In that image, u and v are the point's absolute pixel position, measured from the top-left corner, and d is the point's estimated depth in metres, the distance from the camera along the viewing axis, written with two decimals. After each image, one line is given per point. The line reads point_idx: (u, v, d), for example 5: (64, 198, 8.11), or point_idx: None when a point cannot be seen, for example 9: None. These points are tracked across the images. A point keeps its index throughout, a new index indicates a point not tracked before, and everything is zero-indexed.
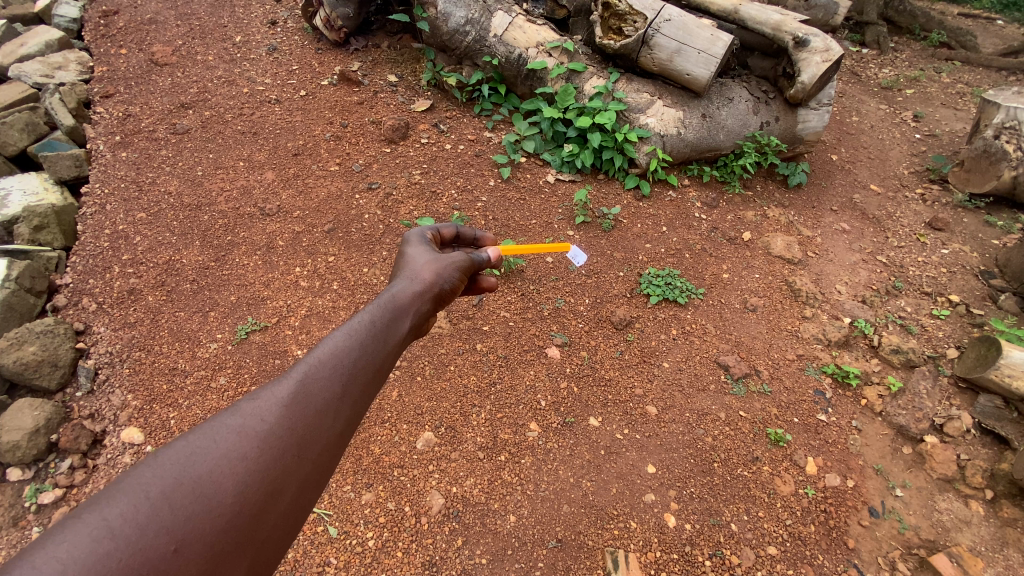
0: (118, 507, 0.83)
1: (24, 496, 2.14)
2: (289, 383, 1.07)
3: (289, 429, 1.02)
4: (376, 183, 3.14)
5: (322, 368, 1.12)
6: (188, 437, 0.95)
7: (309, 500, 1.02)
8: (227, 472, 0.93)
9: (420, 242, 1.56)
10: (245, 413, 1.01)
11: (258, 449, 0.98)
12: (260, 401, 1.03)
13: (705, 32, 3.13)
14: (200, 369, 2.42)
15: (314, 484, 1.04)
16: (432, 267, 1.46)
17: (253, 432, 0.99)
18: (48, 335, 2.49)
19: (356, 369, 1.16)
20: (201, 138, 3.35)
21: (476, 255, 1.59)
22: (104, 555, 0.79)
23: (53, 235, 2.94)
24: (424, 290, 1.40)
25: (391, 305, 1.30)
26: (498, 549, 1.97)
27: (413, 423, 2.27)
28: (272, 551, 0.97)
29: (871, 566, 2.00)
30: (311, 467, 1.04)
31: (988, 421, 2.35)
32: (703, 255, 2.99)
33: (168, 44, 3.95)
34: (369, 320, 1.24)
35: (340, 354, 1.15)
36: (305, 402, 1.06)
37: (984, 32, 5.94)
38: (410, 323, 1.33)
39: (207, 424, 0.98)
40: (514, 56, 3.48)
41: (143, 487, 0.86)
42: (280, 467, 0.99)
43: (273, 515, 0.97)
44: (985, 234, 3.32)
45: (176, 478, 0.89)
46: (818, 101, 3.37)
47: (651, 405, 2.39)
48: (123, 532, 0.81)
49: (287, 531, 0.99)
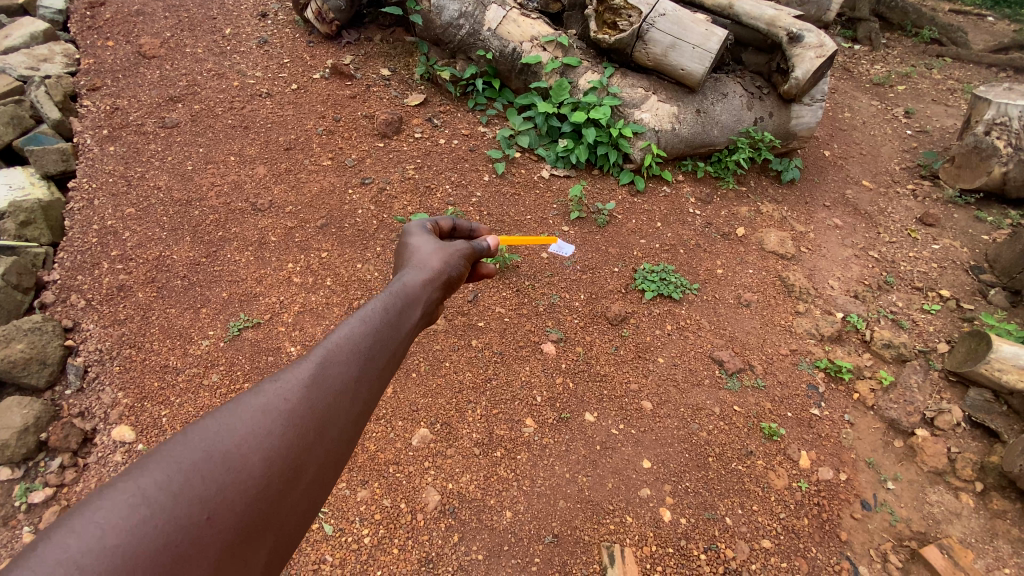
0: (150, 477, 0.82)
1: (12, 496, 2.10)
2: (311, 363, 1.06)
3: (312, 409, 1.01)
4: (369, 178, 3.11)
5: (342, 350, 1.11)
6: (214, 413, 0.93)
7: (329, 479, 1.01)
8: (254, 447, 0.92)
9: (423, 232, 1.55)
10: (268, 391, 0.99)
11: (282, 428, 0.96)
12: (281, 380, 1.02)
13: (699, 27, 3.11)
14: (192, 367, 2.39)
15: (335, 464, 1.03)
16: (437, 257, 1.45)
17: (277, 409, 0.97)
18: (36, 333, 2.44)
19: (373, 354, 1.14)
20: (191, 132, 3.30)
21: (476, 244, 1.59)
22: (141, 522, 0.77)
23: (40, 231, 2.87)
24: (431, 280, 1.39)
25: (402, 293, 1.29)
26: (494, 545, 1.98)
27: (407, 420, 2.26)
28: (296, 527, 0.96)
29: (864, 558, 2.02)
30: (331, 447, 1.02)
31: (977, 414, 2.39)
32: (697, 250, 2.99)
33: (156, 36, 3.88)
34: (381, 308, 1.23)
35: (358, 338, 1.14)
36: (325, 382, 1.05)
37: (974, 28, 5.99)
38: (421, 310, 1.32)
39: (232, 400, 0.96)
40: (507, 50, 3.46)
41: (174, 457, 0.85)
42: (303, 445, 0.98)
43: (297, 491, 0.95)
44: (975, 229, 3.35)
45: (205, 450, 0.88)
46: (812, 96, 3.35)
47: (646, 400, 2.39)
48: (157, 500, 0.80)
49: (310, 508, 0.98)
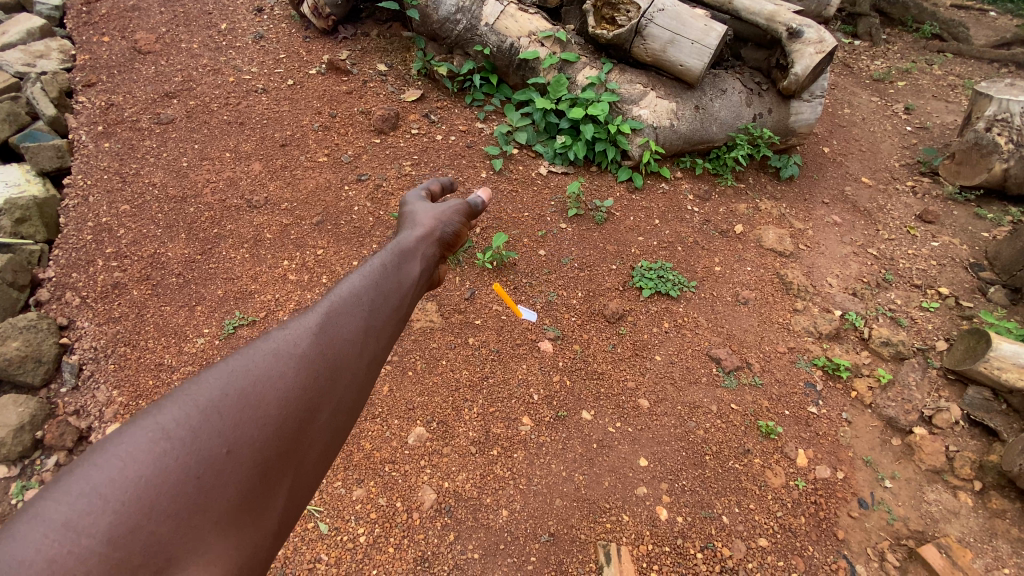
0: (169, 415, 0.87)
1: (10, 494, 2.12)
2: (316, 314, 1.10)
3: (320, 353, 1.05)
4: (365, 174, 3.09)
5: (346, 301, 1.14)
6: (228, 361, 0.99)
7: (344, 420, 1.05)
8: (267, 388, 0.96)
9: (418, 199, 1.58)
10: (277, 340, 1.04)
11: (293, 371, 1.00)
12: (289, 330, 1.06)
13: (699, 22, 3.09)
14: (187, 365, 2.38)
15: (349, 406, 1.06)
16: (431, 217, 1.48)
17: (287, 354, 1.02)
18: (32, 331, 2.43)
19: (377, 304, 1.17)
20: (186, 129, 3.28)
21: (471, 199, 1.60)
22: (162, 453, 0.83)
23: (35, 228, 2.85)
24: (427, 239, 1.42)
25: (399, 251, 1.32)
26: (490, 544, 1.97)
27: (403, 418, 2.26)
28: (316, 464, 1.00)
29: (860, 556, 2.02)
30: (344, 390, 1.06)
31: (976, 412, 2.38)
32: (695, 248, 2.98)
33: (152, 31, 3.85)
34: (380, 265, 1.25)
35: (360, 291, 1.18)
36: (332, 329, 1.09)
37: (976, 24, 5.95)
38: (421, 266, 1.35)
39: (245, 350, 1.01)
40: (505, 46, 3.43)
41: (191, 398, 0.91)
42: (315, 387, 1.02)
43: (313, 429, 0.99)
44: (975, 227, 3.33)
45: (220, 391, 0.93)
46: (812, 92, 3.33)
47: (643, 398, 2.38)
48: (177, 434, 0.86)
49: (328, 447, 1.02)
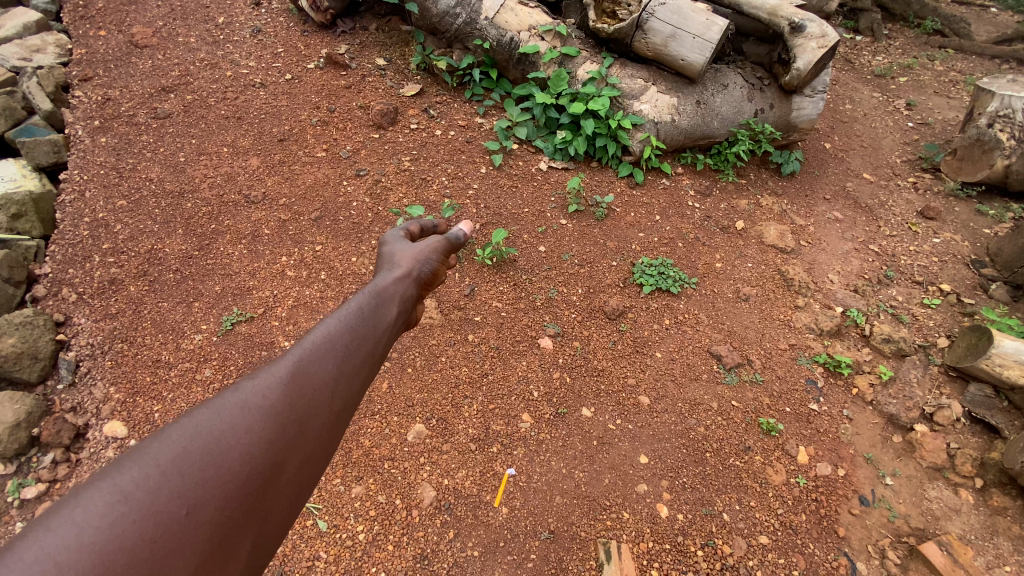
0: (126, 474, 0.80)
1: (5, 491, 2.09)
2: (288, 361, 1.05)
3: (292, 404, 0.99)
4: (364, 169, 3.07)
5: (319, 348, 1.09)
6: (191, 412, 0.91)
7: (312, 475, 0.99)
8: (233, 443, 0.90)
9: (397, 236, 1.55)
10: (246, 389, 0.97)
11: (262, 423, 0.94)
12: (259, 378, 1.00)
13: (700, 16, 3.05)
14: (185, 361, 2.37)
15: (317, 460, 1.00)
16: (410, 255, 1.45)
17: (256, 405, 0.96)
18: (28, 327, 2.41)
19: (352, 351, 1.13)
20: (183, 123, 3.25)
21: (450, 236, 1.60)
22: (117, 518, 0.75)
23: (31, 224, 2.82)
24: (406, 279, 1.39)
25: (376, 292, 1.28)
26: (491, 541, 1.96)
27: (403, 415, 2.24)
28: (278, 525, 0.93)
29: (861, 554, 2.01)
30: (313, 443, 1.00)
31: (977, 409, 2.37)
32: (696, 244, 2.96)
33: (148, 25, 3.81)
34: (357, 306, 1.21)
35: (335, 335, 1.13)
36: (305, 378, 1.03)
37: (977, 19, 5.92)
38: (398, 308, 1.31)
39: (211, 399, 0.94)
40: (505, 40, 3.39)
41: (151, 453, 0.83)
42: (283, 440, 0.96)
43: (279, 486, 0.93)
44: (977, 223, 3.32)
45: (183, 446, 0.85)
46: (813, 88, 3.31)
47: (644, 394, 2.37)
48: (134, 495, 0.78)
49: (293, 505, 0.96)
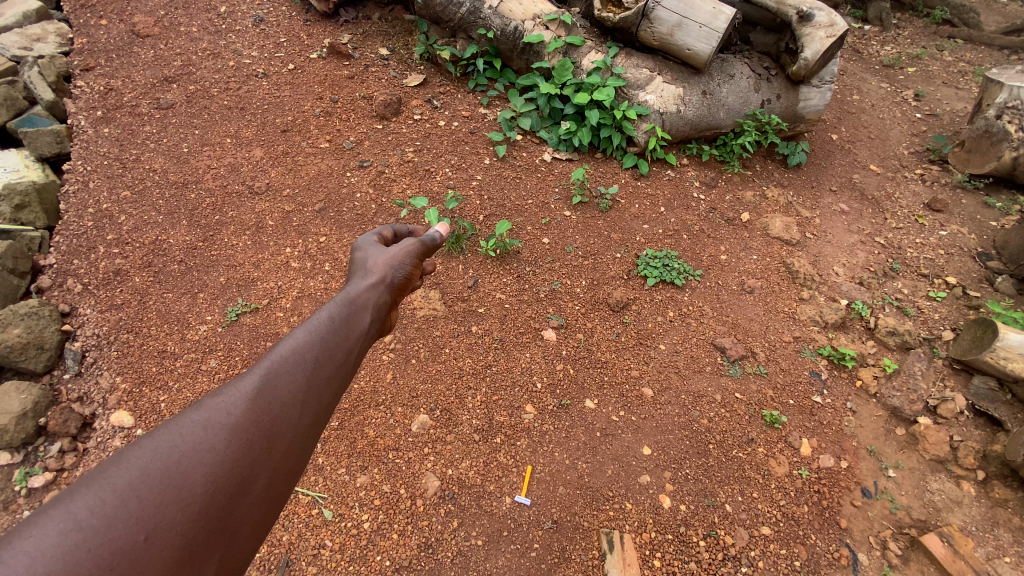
0: (82, 501, 0.82)
1: (13, 480, 2.12)
2: (254, 376, 1.07)
3: (256, 421, 1.02)
4: (367, 161, 3.06)
5: (286, 363, 1.12)
6: (151, 436, 0.94)
7: (279, 490, 1.02)
8: (194, 464, 0.92)
9: (371, 243, 1.56)
10: (210, 407, 1.00)
11: (225, 442, 0.97)
12: (224, 396, 1.03)
13: (707, 5, 3.02)
14: (189, 352, 2.38)
15: (284, 475, 1.04)
16: (382, 261, 1.46)
17: (219, 424, 0.98)
18: (32, 318, 2.41)
19: (319, 364, 1.16)
20: (186, 114, 3.24)
21: (426, 238, 1.60)
22: (73, 547, 0.78)
23: (35, 214, 2.84)
24: (379, 286, 1.41)
25: (348, 302, 1.31)
26: (494, 530, 1.98)
27: (407, 406, 2.25)
28: (245, 542, 0.96)
29: (863, 545, 2.02)
30: (279, 459, 1.03)
31: (981, 402, 2.36)
32: (701, 236, 2.95)
33: (150, 14, 3.79)
34: (326, 318, 1.24)
35: (302, 349, 1.15)
36: (271, 394, 1.06)
37: (990, 7, 5.82)
38: (370, 317, 1.34)
39: (172, 421, 0.96)
40: (509, 29, 3.34)
41: (108, 480, 0.85)
42: (249, 458, 0.99)
43: (246, 503, 0.97)
44: (984, 216, 3.29)
45: (142, 470, 0.88)
46: (820, 78, 3.28)
47: (647, 387, 2.37)
48: (91, 524, 0.80)
49: (260, 521, 0.99)
